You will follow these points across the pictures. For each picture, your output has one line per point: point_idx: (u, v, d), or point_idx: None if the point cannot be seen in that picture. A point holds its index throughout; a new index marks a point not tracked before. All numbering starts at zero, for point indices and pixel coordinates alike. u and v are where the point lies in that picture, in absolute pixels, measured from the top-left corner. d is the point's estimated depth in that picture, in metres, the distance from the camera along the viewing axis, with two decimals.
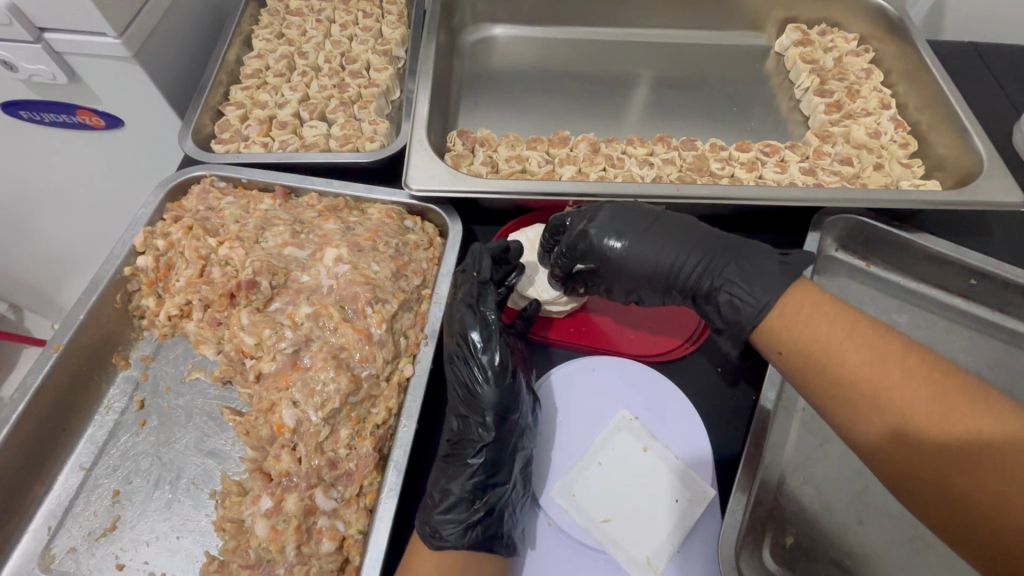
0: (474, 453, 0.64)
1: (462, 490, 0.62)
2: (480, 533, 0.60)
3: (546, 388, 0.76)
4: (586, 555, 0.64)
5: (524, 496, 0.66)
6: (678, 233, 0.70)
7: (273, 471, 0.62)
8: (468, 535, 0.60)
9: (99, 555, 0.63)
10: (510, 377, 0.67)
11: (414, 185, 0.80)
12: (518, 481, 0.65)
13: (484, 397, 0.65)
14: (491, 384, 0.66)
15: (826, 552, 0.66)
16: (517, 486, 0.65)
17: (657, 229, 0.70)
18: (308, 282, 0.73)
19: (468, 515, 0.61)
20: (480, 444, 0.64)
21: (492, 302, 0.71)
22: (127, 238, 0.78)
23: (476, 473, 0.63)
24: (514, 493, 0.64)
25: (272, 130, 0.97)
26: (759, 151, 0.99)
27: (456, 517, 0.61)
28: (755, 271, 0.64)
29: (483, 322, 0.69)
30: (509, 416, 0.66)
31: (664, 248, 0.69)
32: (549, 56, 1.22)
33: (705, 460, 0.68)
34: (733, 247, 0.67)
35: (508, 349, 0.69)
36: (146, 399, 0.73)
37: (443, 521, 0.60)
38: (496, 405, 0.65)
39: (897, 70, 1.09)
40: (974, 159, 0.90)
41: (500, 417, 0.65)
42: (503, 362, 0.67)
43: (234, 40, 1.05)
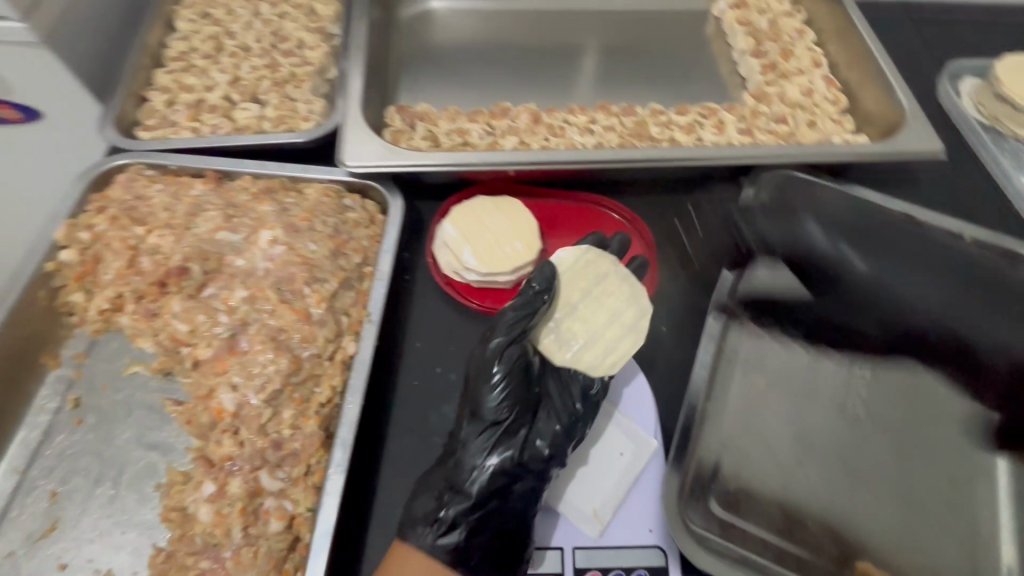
0: (457, 462, 0.63)
1: (432, 484, 0.63)
2: (437, 534, 0.60)
3: (588, 428, 0.68)
4: (546, 520, 0.65)
5: (505, 523, 0.61)
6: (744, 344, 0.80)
7: (215, 456, 0.61)
8: (423, 534, 0.60)
9: (39, 557, 0.61)
10: (511, 395, 0.65)
11: (349, 161, 0.79)
12: (495, 500, 0.62)
13: (479, 404, 0.65)
14: (491, 402, 0.64)
15: (769, 494, 0.69)
16: (495, 506, 0.62)
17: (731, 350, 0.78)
18: (242, 266, 0.71)
19: (429, 512, 0.61)
20: (478, 471, 0.62)
21: (510, 323, 0.67)
22: (47, 232, 0.74)
23: (453, 481, 0.62)
24: (489, 512, 0.62)
25: (201, 113, 0.93)
26: (698, 114, 1.01)
27: (419, 511, 0.62)
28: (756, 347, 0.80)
29: (493, 344, 0.66)
30: (501, 429, 0.64)
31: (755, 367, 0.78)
32: (491, 27, 1.21)
33: (648, 412, 0.71)
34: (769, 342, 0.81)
35: (522, 380, 0.66)
36: (82, 396, 0.71)
37: (411, 513, 0.62)
38: (491, 415, 0.64)
39: (828, 29, 1.12)
40: (898, 112, 0.94)
41: (492, 429, 0.64)
42: (506, 381, 0.65)
43: (155, 21, 1.00)
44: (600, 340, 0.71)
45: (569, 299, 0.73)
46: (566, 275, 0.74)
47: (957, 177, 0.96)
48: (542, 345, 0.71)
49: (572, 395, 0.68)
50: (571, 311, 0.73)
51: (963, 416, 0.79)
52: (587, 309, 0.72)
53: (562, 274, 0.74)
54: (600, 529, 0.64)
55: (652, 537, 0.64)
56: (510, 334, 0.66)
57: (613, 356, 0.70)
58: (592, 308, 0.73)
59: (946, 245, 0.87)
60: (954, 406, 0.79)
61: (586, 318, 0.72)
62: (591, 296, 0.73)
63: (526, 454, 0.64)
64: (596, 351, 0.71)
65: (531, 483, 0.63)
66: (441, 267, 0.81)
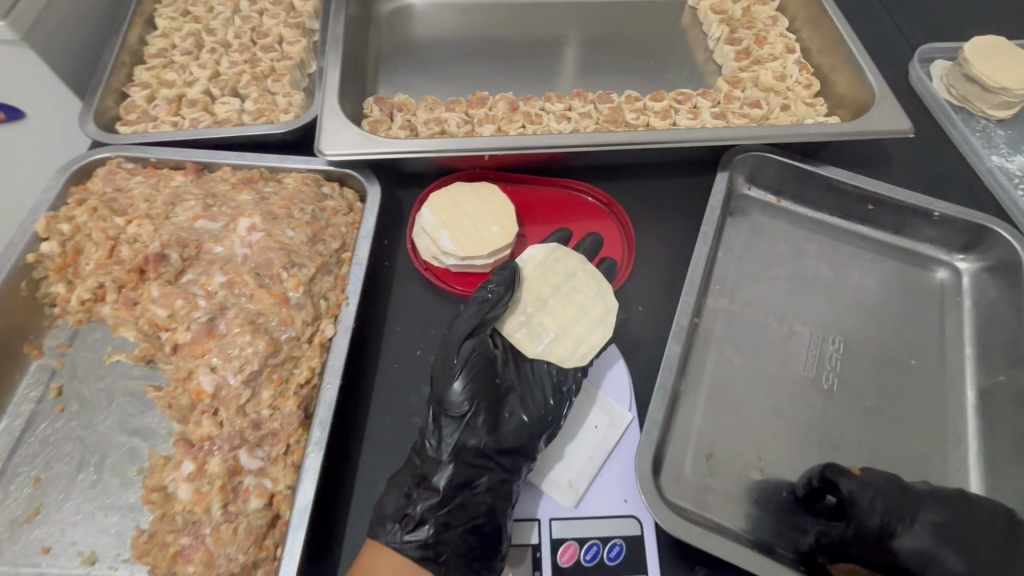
0: (422, 458, 0.63)
1: (401, 481, 0.63)
2: (405, 530, 0.59)
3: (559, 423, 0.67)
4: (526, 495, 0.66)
5: (474, 519, 0.60)
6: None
7: (195, 437, 0.62)
8: (392, 532, 0.59)
9: (23, 541, 0.62)
10: (475, 388, 0.64)
11: (327, 149, 0.80)
12: (462, 494, 0.61)
13: (443, 400, 0.64)
14: (454, 396, 0.64)
15: (745, 464, 0.71)
16: (462, 501, 0.61)
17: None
18: (221, 253, 0.72)
19: (399, 508, 0.61)
20: (442, 464, 0.62)
21: (470, 313, 0.68)
22: (28, 224, 0.75)
23: (420, 478, 0.62)
24: (456, 507, 0.60)
25: (181, 108, 0.94)
26: (673, 100, 1.02)
27: (389, 507, 0.61)
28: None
29: (455, 339, 0.67)
30: (465, 423, 0.63)
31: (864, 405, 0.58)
32: (470, 20, 1.22)
33: (623, 387, 0.73)
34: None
35: (486, 372, 0.66)
36: (64, 385, 0.72)
37: (380, 508, 0.62)
38: (456, 408, 0.63)
39: (801, 16, 1.14)
40: (867, 93, 0.96)
41: (457, 422, 0.63)
42: (468, 374, 0.65)
43: (134, 20, 1.01)
44: (571, 332, 0.72)
45: (541, 295, 0.75)
46: (536, 271, 0.76)
47: (928, 156, 0.98)
48: (514, 338, 0.71)
49: (543, 391, 0.68)
50: (542, 305, 0.74)
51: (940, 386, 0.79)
52: (557, 304, 0.74)
53: (532, 271, 0.76)
54: (576, 500, 0.65)
55: (627, 507, 0.65)
56: (470, 324, 0.67)
57: (584, 347, 0.71)
58: (561, 303, 0.74)
59: (916, 221, 0.89)
60: (930, 376, 0.79)
61: (556, 313, 0.74)
62: (561, 292, 0.75)
63: (492, 447, 0.63)
64: (566, 342, 0.72)
65: (498, 475, 0.62)
66: (421, 254, 0.82)
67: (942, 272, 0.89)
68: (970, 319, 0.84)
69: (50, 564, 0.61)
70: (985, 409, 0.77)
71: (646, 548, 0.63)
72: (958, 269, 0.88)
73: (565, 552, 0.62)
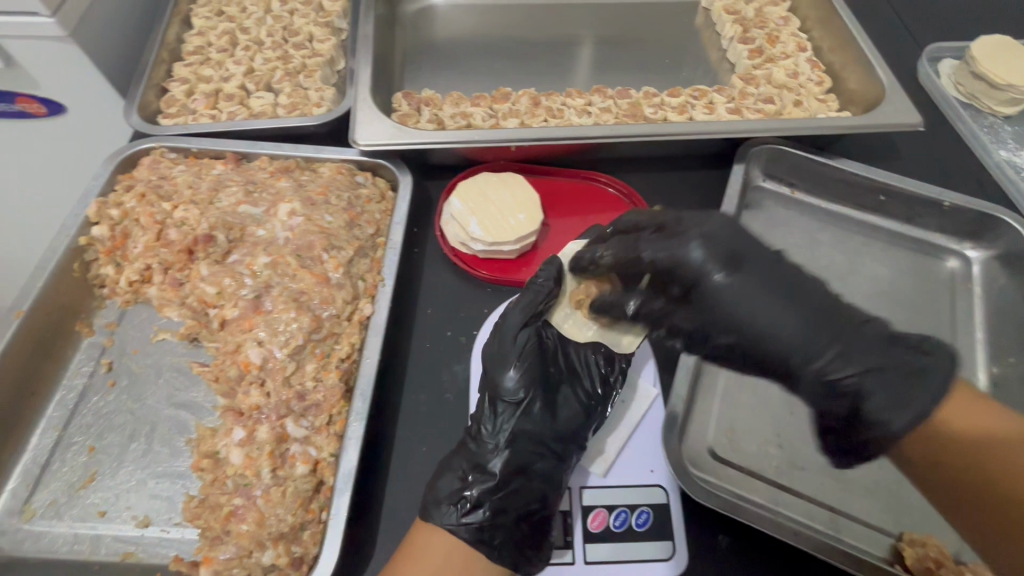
0: (478, 444, 0.66)
1: (455, 466, 0.65)
2: (462, 513, 0.61)
3: (606, 414, 0.71)
4: None
5: (530, 504, 0.63)
6: (748, 280, 0.62)
7: (243, 407, 0.66)
8: (448, 514, 0.61)
9: (79, 505, 0.65)
10: (528, 376, 0.68)
11: (361, 139, 0.84)
12: (518, 479, 0.64)
13: (498, 387, 0.68)
14: (511, 383, 0.67)
15: (766, 441, 0.73)
16: (517, 486, 0.64)
17: (738, 290, 0.62)
18: (264, 236, 0.76)
19: (455, 491, 0.63)
20: (498, 450, 0.65)
21: (524, 304, 0.71)
22: (80, 209, 0.79)
23: (476, 462, 0.64)
24: (512, 491, 0.63)
25: (218, 102, 0.98)
26: (689, 96, 1.06)
27: (444, 492, 0.63)
28: (754, 291, 0.62)
29: (510, 328, 0.70)
30: (520, 410, 0.67)
31: (779, 325, 0.61)
32: (491, 20, 1.26)
33: (647, 363, 0.76)
34: (775, 279, 0.63)
35: (541, 362, 0.70)
36: (114, 361, 0.75)
37: (431, 496, 0.63)
38: (512, 395, 0.67)
39: (812, 16, 1.17)
40: (878, 88, 0.99)
41: (512, 409, 0.67)
42: (522, 363, 0.68)
43: (173, 19, 1.06)
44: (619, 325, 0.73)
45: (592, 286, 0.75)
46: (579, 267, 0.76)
47: (938, 150, 1.01)
48: (563, 329, 0.75)
49: (590, 380, 0.72)
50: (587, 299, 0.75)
51: None
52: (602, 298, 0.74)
53: (574, 267, 0.76)
54: (605, 468, 0.68)
55: (653, 477, 0.68)
56: (525, 315, 0.70)
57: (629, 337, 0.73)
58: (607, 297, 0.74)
59: (927, 211, 0.92)
60: None
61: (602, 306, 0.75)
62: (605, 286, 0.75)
63: (546, 434, 0.67)
64: (614, 333, 0.73)
65: (552, 461, 0.65)
66: (449, 239, 0.86)
67: (954, 262, 0.91)
68: (980, 306, 0.87)
69: (106, 527, 0.64)
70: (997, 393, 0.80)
71: (673, 515, 0.66)
72: (969, 258, 0.91)
73: (595, 518, 0.65)
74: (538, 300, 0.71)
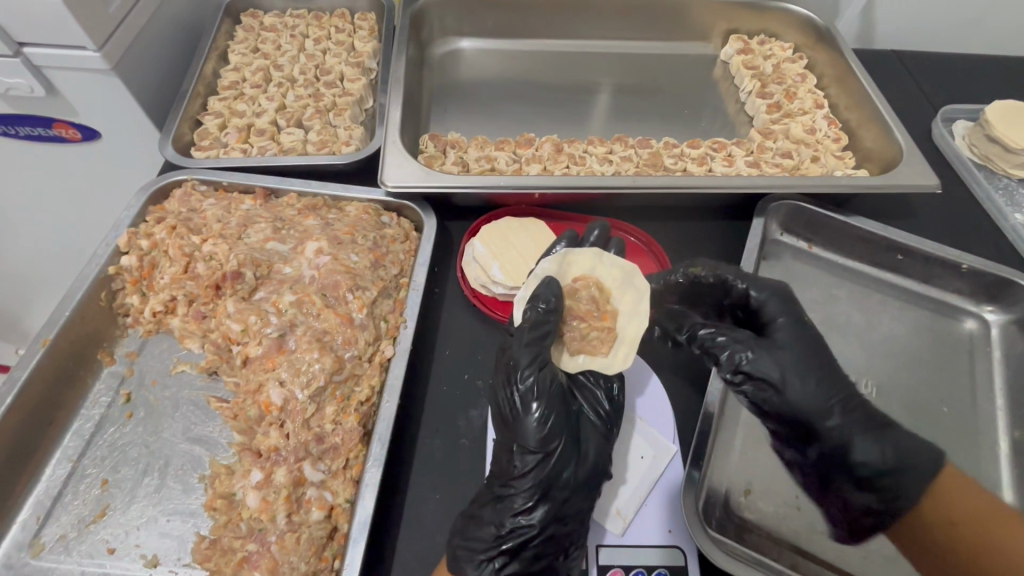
0: (508, 495, 0.64)
1: (487, 518, 0.63)
2: (495, 565, 0.61)
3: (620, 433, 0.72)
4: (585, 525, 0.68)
5: (565, 546, 0.63)
6: (799, 350, 0.69)
7: (262, 447, 0.67)
8: (482, 565, 0.61)
9: (89, 541, 0.65)
10: (552, 422, 0.65)
11: (389, 181, 0.85)
12: (553, 526, 0.63)
13: (523, 434, 0.65)
14: (537, 423, 0.65)
15: (786, 503, 0.72)
16: (552, 533, 0.63)
17: (802, 361, 0.68)
18: (290, 273, 0.78)
19: (489, 545, 0.62)
20: (531, 500, 0.63)
21: (529, 344, 0.67)
22: (111, 239, 0.81)
23: (510, 514, 0.63)
24: (547, 537, 0.63)
25: (250, 137, 1.01)
26: (708, 148, 1.09)
27: (478, 546, 0.62)
28: (797, 364, 0.68)
29: (524, 372, 0.66)
30: (550, 456, 0.65)
31: (822, 392, 0.67)
32: (514, 65, 1.30)
33: (667, 419, 0.76)
34: (818, 358, 0.69)
35: (559, 401, 0.67)
36: (133, 392, 0.75)
37: (462, 550, 0.62)
38: (538, 444, 0.64)
39: (829, 74, 1.21)
40: (895, 148, 1.01)
41: (541, 457, 0.65)
42: (545, 410, 0.65)
43: (211, 55, 1.09)
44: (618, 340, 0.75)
45: (572, 292, 0.76)
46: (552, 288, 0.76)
47: (953, 212, 1.02)
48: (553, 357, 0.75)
49: (600, 402, 0.72)
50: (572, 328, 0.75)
51: (968, 434, 0.81)
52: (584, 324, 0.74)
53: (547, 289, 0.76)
54: (624, 527, 0.67)
55: (670, 537, 0.67)
56: (535, 358, 0.67)
57: (619, 348, 0.74)
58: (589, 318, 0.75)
59: (945, 272, 0.92)
60: (962, 426, 0.82)
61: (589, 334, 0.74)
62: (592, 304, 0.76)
63: (577, 475, 0.65)
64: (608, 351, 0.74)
65: (587, 501, 0.65)
66: (470, 281, 0.87)
67: (971, 323, 0.92)
68: (1000, 370, 0.87)
69: (114, 565, 0.63)
70: (1018, 459, 0.79)
71: None
72: (988, 320, 0.91)
73: None
74: (542, 344, 0.68)
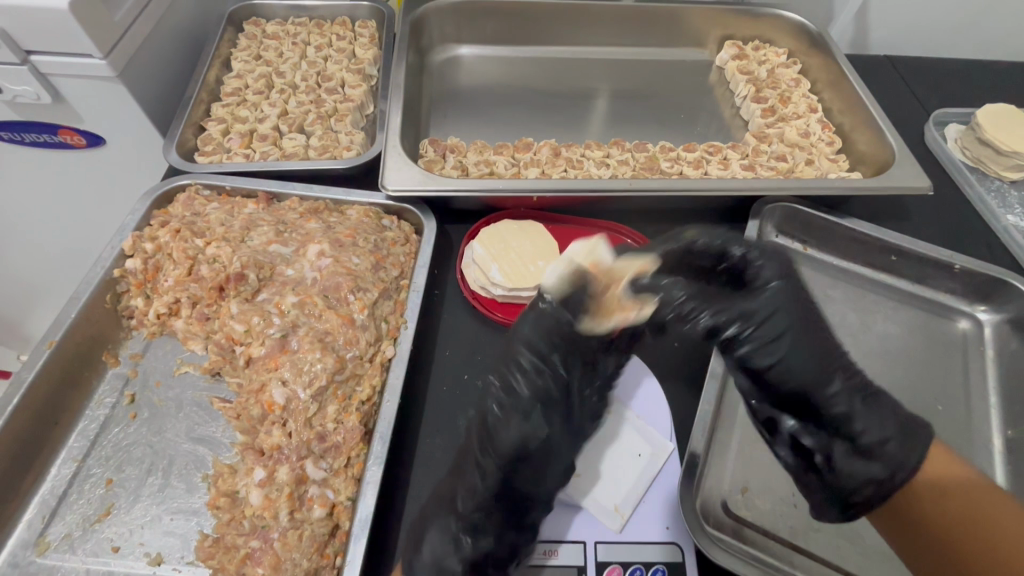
0: (475, 471, 0.65)
1: (451, 497, 0.65)
2: (462, 548, 0.61)
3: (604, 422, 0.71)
4: (580, 520, 0.69)
5: (519, 518, 0.63)
6: (795, 319, 0.69)
7: (265, 446, 0.67)
8: (451, 548, 0.61)
9: (94, 539, 0.65)
10: (539, 392, 0.66)
11: (390, 185, 0.86)
12: (510, 500, 0.64)
13: (510, 398, 0.66)
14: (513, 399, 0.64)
15: (783, 500, 0.72)
16: (508, 506, 0.63)
17: (791, 342, 0.67)
18: (292, 275, 0.79)
19: (455, 528, 0.62)
20: (496, 473, 0.64)
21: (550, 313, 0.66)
22: (116, 242, 0.82)
23: (475, 487, 0.64)
24: (503, 511, 0.63)
25: (253, 142, 1.03)
26: (704, 152, 1.10)
27: (444, 530, 0.62)
28: (790, 338, 0.68)
29: (527, 335, 0.67)
30: (529, 423, 0.64)
31: (812, 366, 0.67)
32: (512, 72, 1.32)
33: (664, 419, 0.76)
34: (813, 331, 0.69)
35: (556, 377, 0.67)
36: (137, 393, 0.76)
37: (439, 536, 0.63)
38: (521, 407, 0.65)
39: (822, 79, 1.23)
40: (887, 151, 1.02)
41: (521, 423, 0.64)
42: (535, 380, 0.66)
43: (214, 62, 1.11)
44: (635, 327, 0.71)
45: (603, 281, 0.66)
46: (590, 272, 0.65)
47: (946, 214, 1.04)
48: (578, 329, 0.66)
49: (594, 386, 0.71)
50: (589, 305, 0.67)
51: (963, 432, 0.82)
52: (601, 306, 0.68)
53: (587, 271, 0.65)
54: (621, 523, 0.68)
55: (668, 534, 0.68)
56: (544, 326, 0.67)
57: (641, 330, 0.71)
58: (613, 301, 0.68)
59: (938, 273, 0.94)
60: (956, 424, 0.83)
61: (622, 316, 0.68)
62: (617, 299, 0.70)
63: (547, 453, 0.65)
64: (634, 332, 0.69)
65: (551, 478, 0.65)
66: (469, 283, 0.88)
67: (964, 323, 0.93)
68: (994, 369, 0.88)
69: (118, 563, 0.64)
70: (1012, 457, 0.80)
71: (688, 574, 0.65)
72: (981, 320, 0.93)
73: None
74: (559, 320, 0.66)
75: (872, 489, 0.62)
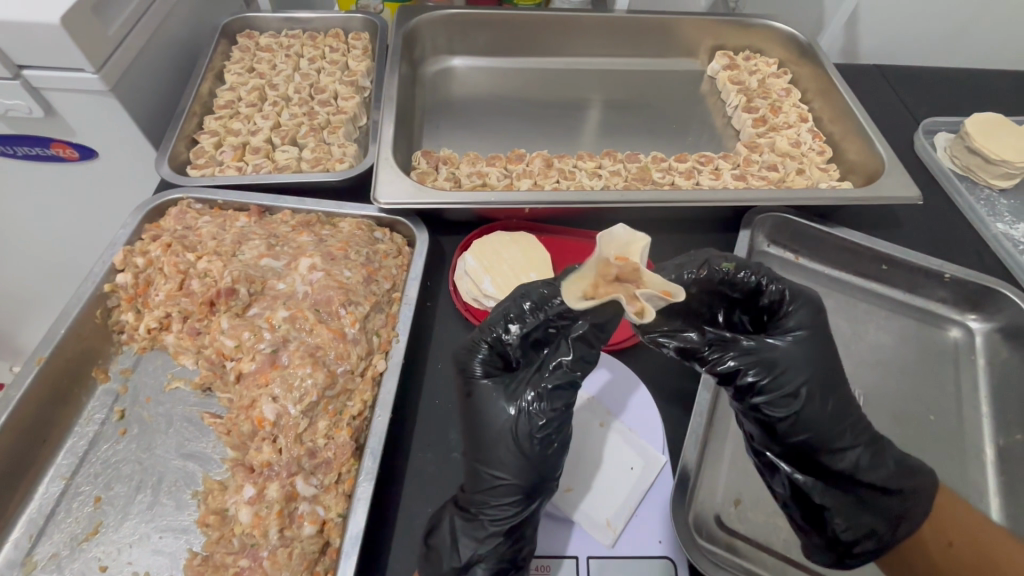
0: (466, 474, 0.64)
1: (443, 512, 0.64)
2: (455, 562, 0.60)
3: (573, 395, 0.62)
4: (572, 535, 0.68)
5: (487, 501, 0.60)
6: (816, 372, 0.64)
7: (256, 463, 0.67)
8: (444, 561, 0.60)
9: (82, 558, 0.65)
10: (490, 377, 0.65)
11: (381, 198, 0.86)
12: (477, 487, 0.62)
13: (469, 389, 0.66)
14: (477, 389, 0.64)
15: (776, 513, 0.72)
16: (479, 493, 0.61)
17: (810, 394, 0.63)
18: (284, 290, 0.79)
19: (448, 543, 0.61)
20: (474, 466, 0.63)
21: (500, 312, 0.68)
22: (106, 257, 0.82)
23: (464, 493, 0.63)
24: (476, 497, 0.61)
25: (245, 155, 1.03)
26: (696, 162, 1.11)
27: (438, 548, 0.61)
28: (812, 386, 0.64)
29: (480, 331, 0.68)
30: (479, 404, 0.64)
31: (830, 419, 0.64)
32: (505, 82, 1.33)
33: (657, 431, 0.76)
34: (831, 383, 0.65)
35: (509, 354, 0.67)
36: (127, 409, 0.76)
37: (432, 553, 0.62)
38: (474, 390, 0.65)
39: (812, 88, 1.24)
40: (877, 161, 1.03)
41: (475, 405, 0.64)
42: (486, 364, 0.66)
43: (206, 75, 1.11)
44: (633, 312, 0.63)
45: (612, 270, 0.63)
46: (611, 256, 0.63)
47: (936, 222, 1.05)
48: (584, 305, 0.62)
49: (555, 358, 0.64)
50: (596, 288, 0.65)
51: (955, 442, 0.82)
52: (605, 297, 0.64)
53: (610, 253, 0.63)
54: (613, 538, 0.68)
55: (661, 549, 0.67)
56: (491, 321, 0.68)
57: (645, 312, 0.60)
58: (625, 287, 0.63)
59: (928, 282, 0.94)
60: (949, 434, 0.83)
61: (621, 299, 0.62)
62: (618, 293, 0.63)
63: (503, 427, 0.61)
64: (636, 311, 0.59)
65: (512, 452, 0.60)
66: (462, 295, 0.88)
67: (956, 331, 0.93)
68: (985, 378, 0.88)
69: None
70: (1004, 467, 0.80)
71: None
72: (972, 328, 0.93)
73: None
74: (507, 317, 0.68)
75: (872, 541, 0.63)
